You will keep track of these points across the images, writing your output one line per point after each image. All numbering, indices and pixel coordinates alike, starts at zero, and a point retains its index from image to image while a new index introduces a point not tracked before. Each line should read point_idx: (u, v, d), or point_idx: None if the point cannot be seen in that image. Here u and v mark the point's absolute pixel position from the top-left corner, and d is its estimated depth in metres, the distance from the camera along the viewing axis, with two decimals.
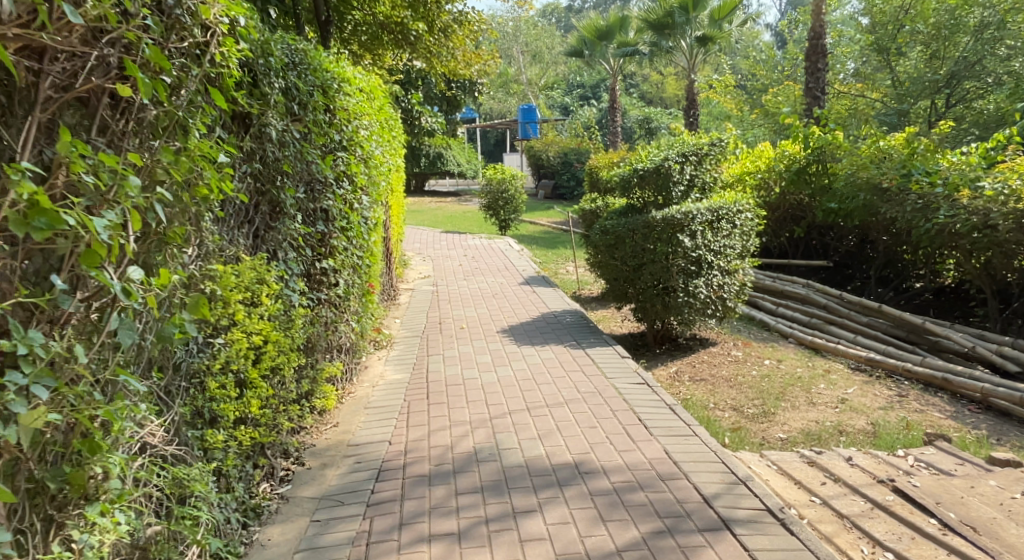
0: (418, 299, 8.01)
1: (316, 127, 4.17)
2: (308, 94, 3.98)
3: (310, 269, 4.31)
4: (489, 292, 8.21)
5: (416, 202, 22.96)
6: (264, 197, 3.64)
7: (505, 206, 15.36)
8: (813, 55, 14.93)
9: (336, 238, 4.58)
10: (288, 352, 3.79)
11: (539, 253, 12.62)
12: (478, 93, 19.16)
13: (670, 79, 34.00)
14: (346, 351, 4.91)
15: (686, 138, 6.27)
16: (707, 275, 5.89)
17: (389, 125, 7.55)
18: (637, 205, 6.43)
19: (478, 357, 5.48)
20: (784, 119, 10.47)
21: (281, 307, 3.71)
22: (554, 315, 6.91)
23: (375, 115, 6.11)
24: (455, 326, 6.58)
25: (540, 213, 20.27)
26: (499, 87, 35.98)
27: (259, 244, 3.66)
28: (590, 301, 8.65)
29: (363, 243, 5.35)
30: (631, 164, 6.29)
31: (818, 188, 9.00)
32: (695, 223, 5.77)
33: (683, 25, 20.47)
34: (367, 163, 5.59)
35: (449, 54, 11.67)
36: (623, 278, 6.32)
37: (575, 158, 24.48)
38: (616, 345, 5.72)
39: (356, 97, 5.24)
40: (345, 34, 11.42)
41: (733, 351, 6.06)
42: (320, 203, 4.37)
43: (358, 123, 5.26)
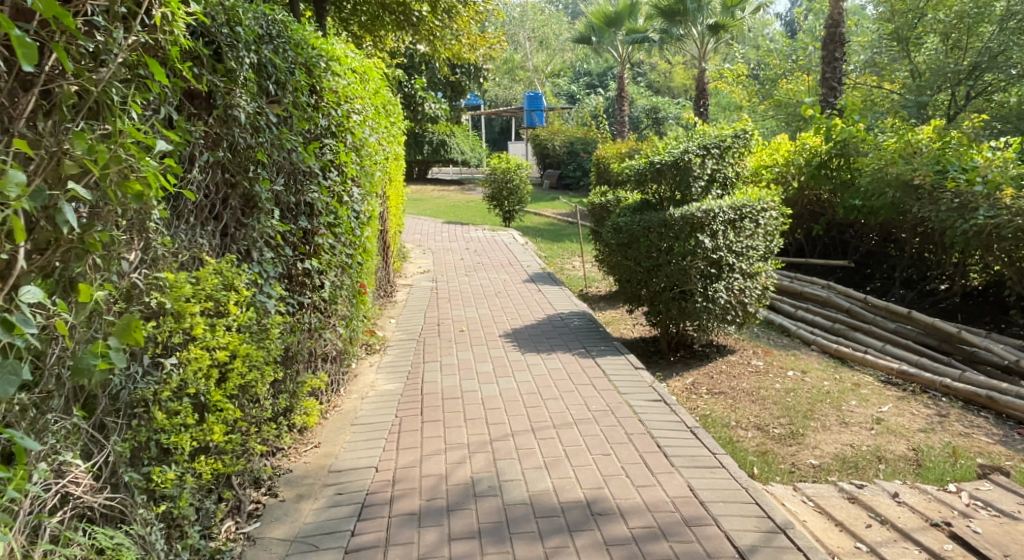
0: (416, 297, 7.57)
1: (298, 110, 3.71)
2: (288, 73, 3.52)
3: (291, 270, 3.86)
4: (491, 289, 7.75)
5: (418, 190, 22.48)
6: (234, 190, 3.19)
7: (510, 196, 14.89)
8: (830, 43, 14.39)
9: (322, 235, 4.13)
10: (262, 366, 3.35)
11: (544, 247, 12.16)
12: (484, 79, 19.13)
13: (678, 68, 33.40)
14: (332, 360, 4.47)
15: (707, 129, 5.79)
16: (727, 279, 5.45)
17: (387, 110, 7.08)
18: (652, 200, 5.98)
19: (478, 365, 5.03)
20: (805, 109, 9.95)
21: (254, 316, 3.26)
22: (560, 317, 6.46)
23: (370, 99, 5.63)
24: (454, 328, 6.14)
25: (544, 204, 19.80)
26: (504, 74, 35.39)
27: (228, 244, 3.22)
28: (597, 300, 8.19)
29: (355, 239, 4.90)
30: (647, 156, 5.82)
31: (840, 183, 8.51)
32: (717, 222, 5.33)
33: (695, 12, 19.95)
34: (361, 151, 5.12)
35: (454, 37, 11.33)
36: (635, 279, 5.87)
37: (582, 147, 23.96)
38: (628, 353, 5.27)
39: (348, 78, 4.76)
40: (345, 14, 10.97)
41: (753, 361, 5.60)
42: (302, 196, 3.92)
43: (350, 108, 4.80)
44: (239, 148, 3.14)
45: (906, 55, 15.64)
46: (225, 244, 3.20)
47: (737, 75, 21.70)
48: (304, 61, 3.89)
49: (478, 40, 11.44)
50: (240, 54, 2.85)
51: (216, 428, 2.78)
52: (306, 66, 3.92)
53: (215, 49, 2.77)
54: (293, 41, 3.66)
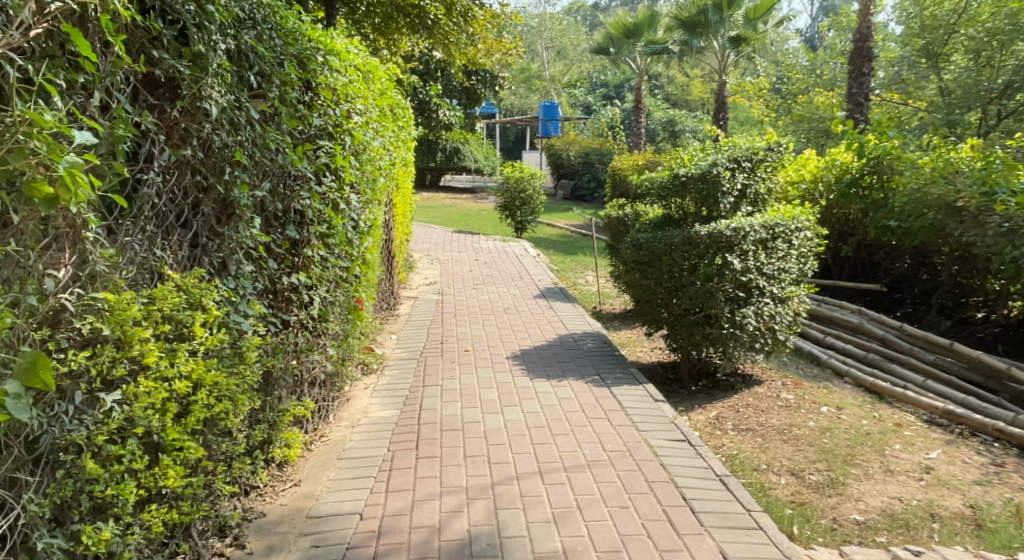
0: (419, 311, 7.15)
1: (287, 108, 3.31)
2: (274, 64, 3.12)
3: (274, 285, 3.45)
4: (499, 304, 7.32)
5: (430, 197, 22.12)
6: (206, 195, 2.80)
7: (522, 206, 14.48)
8: (858, 58, 13.90)
9: (312, 246, 3.73)
10: (233, 396, 2.94)
11: (557, 260, 11.72)
12: (500, 86, 18.79)
13: (696, 81, 32.94)
14: (320, 384, 4.05)
15: (738, 141, 5.34)
16: (757, 304, 5.00)
17: (394, 114, 6.68)
18: (676, 216, 5.54)
19: (482, 392, 4.60)
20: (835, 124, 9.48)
21: (225, 339, 2.86)
22: (572, 338, 6.02)
23: (374, 101, 5.23)
24: (458, 347, 5.71)
25: (557, 215, 19.39)
26: (520, 82, 35.04)
27: (199, 257, 2.81)
28: (612, 319, 7.73)
29: (352, 249, 4.48)
30: (672, 168, 5.39)
31: (872, 203, 8.04)
32: (747, 241, 4.89)
33: (717, 24, 19.51)
34: (362, 155, 4.71)
35: (470, 41, 10.92)
36: (656, 301, 5.43)
37: (597, 158, 23.54)
38: (647, 383, 4.82)
39: (349, 74, 4.35)
40: (357, 15, 10.58)
41: (783, 395, 5.13)
42: (289, 203, 3.51)
43: (349, 107, 4.38)
44: (213, 147, 2.74)
45: (935, 72, 15.14)
46: (195, 256, 2.79)
47: (758, 89, 21.22)
48: (294, 53, 3.48)
49: (494, 44, 11.05)
50: (212, 37, 2.47)
51: (170, 472, 2.39)
52: (296, 58, 3.51)
53: (178, 30, 2.37)
54: (282, 29, 3.25)
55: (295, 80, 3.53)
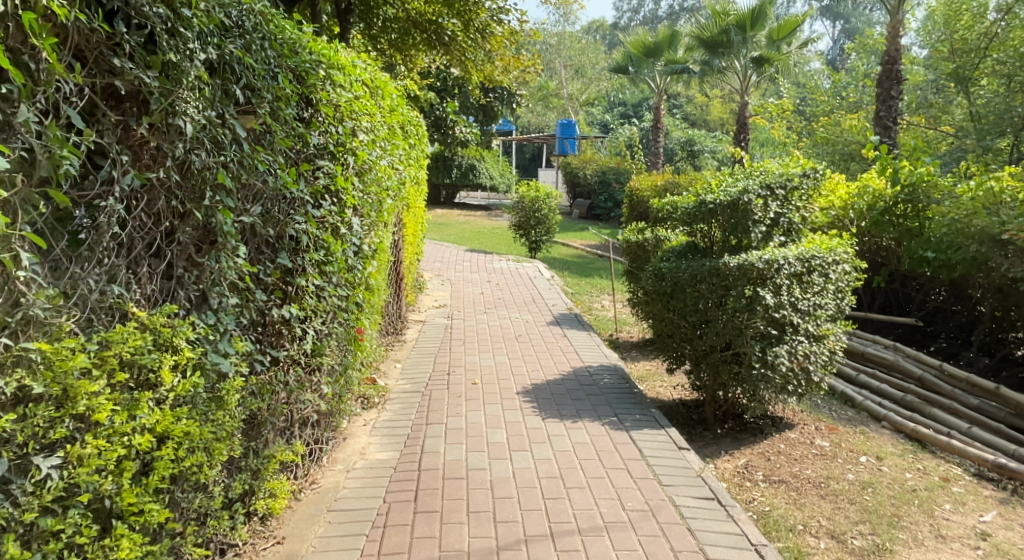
0: (427, 337, 6.83)
1: (281, 125, 3.01)
2: (266, 77, 2.82)
3: (263, 318, 3.14)
4: (511, 331, 6.98)
5: (444, 214, 21.88)
6: (183, 221, 2.49)
7: (537, 226, 14.17)
8: (886, 81, 13.51)
9: (307, 274, 3.42)
10: (208, 446, 2.62)
11: (572, 282, 11.38)
12: (517, 104, 18.55)
13: (715, 102, 32.62)
14: (314, 424, 3.71)
15: (770, 167, 4.99)
16: (790, 342, 4.63)
17: (405, 132, 6.39)
18: (701, 245, 5.19)
19: (489, 432, 4.24)
20: (864, 148, 9.10)
21: (201, 382, 2.55)
22: (587, 371, 5.66)
23: (383, 118, 4.94)
24: (465, 379, 5.36)
25: (573, 235, 19.05)
26: (538, 100, 34.85)
27: (174, 291, 2.50)
28: (629, 348, 7.36)
29: (352, 275, 4.17)
30: (699, 194, 5.05)
31: (907, 232, 7.65)
32: (781, 274, 4.53)
33: (739, 44, 19.18)
34: (367, 175, 4.42)
35: (486, 57, 10.59)
36: (679, 335, 5.06)
37: (614, 177, 23.21)
38: (669, 426, 4.45)
39: (354, 90, 4.06)
40: (374, 31, 10.41)
41: (817, 442, 4.75)
42: (281, 228, 3.20)
43: (354, 124, 4.09)
44: (191, 168, 2.44)
45: (965, 97, 14.72)
46: (169, 290, 2.48)
47: (780, 111, 20.82)
48: (291, 66, 3.19)
49: (511, 61, 10.62)
50: (187, 46, 2.17)
51: (123, 543, 2.08)
52: (292, 71, 3.21)
53: (146, 37, 2.08)
54: (278, 38, 2.96)
55: (292, 94, 3.23)
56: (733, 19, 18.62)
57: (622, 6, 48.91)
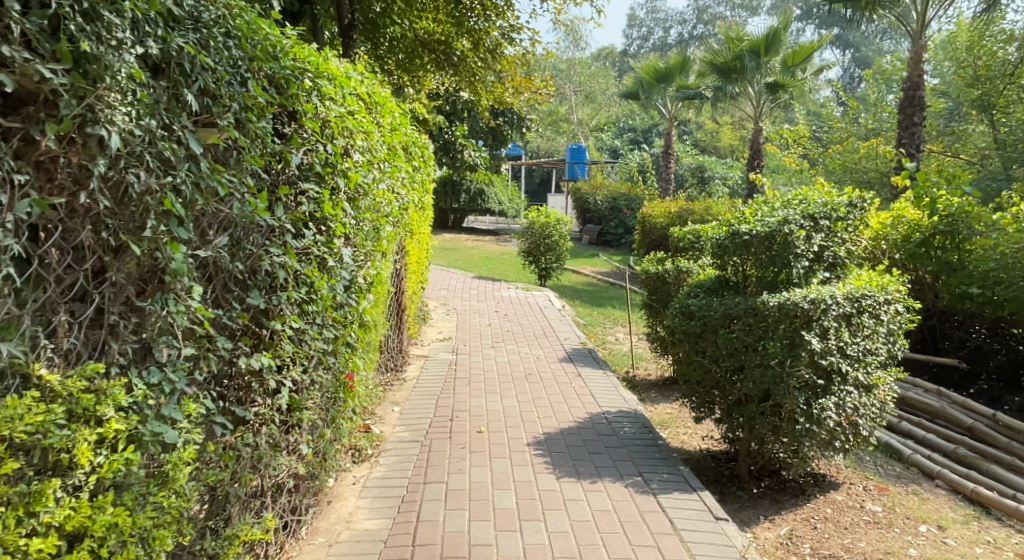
0: (429, 375, 6.31)
1: (251, 140, 2.53)
2: (231, 81, 2.35)
3: (228, 369, 2.63)
4: (520, 369, 6.44)
5: (451, 239, 21.43)
6: (118, 258, 2.00)
7: (547, 252, 13.69)
8: (909, 107, 12.96)
9: (286, 318, 2.91)
10: (146, 537, 2.11)
11: (584, 312, 10.86)
12: (527, 128, 18.19)
13: (726, 128, 32.24)
14: (291, 490, 3.19)
15: (810, 194, 4.48)
16: (838, 393, 4.09)
17: (409, 153, 5.95)
18: (733, 280, 4.67)
19: (495, 496, 3.70)
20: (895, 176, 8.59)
21: (138, 460, 2.06)
22: (605, 418, 5.10)
23: (383, 138, 4.47)
24: (469, 427, 4.82)
25: (582, 261, 18.53)
26: (547, 125, 34.54)
27: (105, 344, 2.01)
28: (648, 389, 6.81)
29: (342, 314, 3.66)
30: (731, 224, 4.54)
31: (946, 266, 7.10)
32: (829, 316, 3.99)
33: (752, 70, 18.59)
34: (362, 200, 3.94)
35: (496, 77, 10.14)
36: (709, 381, 4.52)
37: (625, 204, 22.73)
38: (700, 489, 3.90)
39: (347, 105, 3.58)
40: (381, 50, 9.88)
41: (869, 507, 4.18)
42: (250, 261, 2.71)
43: (346, 142, 3.61)
44: (129, 194, 1.97)
45: (991, 124, 14.18)
46: (97, 343, 2.00)
47: (796, 137, 20.34)
48: (268, 74, 2.72)
49: (523, 83, 10.15)
50: (114, 35, 1.78)
51: None
52: (268, 80, 2.74)
53: (51, 21, 1.68)
54: (250, 37, 2.49)
55: (269, 104, 2.76)
56: (747, 45, 18.24)
57: (632, 33, 48.81)
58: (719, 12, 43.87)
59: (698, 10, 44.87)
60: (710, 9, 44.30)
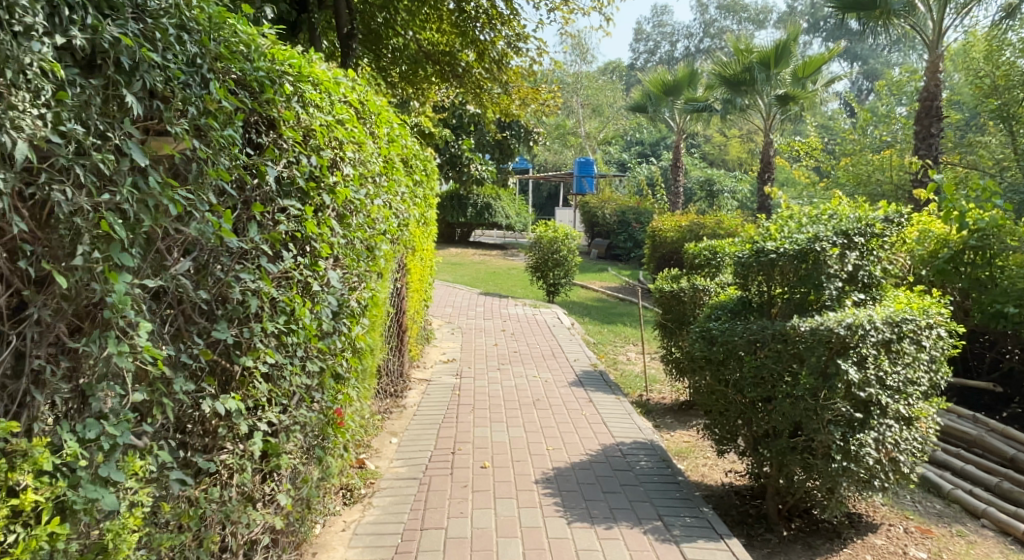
0: (430, 401, 5.96)
1: (217, 151, 2.21)
2: (188, 85, 2.05)
3: (189, 413, 2.31)
4: (527, 395, 6.07)
5: (458, 254, 21.11)
6: (41, 292, 1.70)
7: (555, 268, 13.34)
8: (925, 118, 12.54)
9: (261, 353, 2.58)
10: None
11: (594, 330, 10.49)
12: (534, 141, 17.89)
13: (734, 141, 31.90)
14: (267, 545, 2.84)
15: (842, 209, 4.13)
16: (877, 428, 3.71)
17: (408, 166, 5.64)
18: (757, 302, 4.30)
19: (500, 546, 3.34)
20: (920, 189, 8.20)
21: (65, 532, 1.74)
22: (619, 451, 4.72)
23: (378, 150, 4.16)
24: (472, 461, 4.46)
25: (591, 276, 18.16)
26: (555, 138, 34.30)
27: (27, 396, 1.70)
28: (663, 415, 6.42)
29: (329, 344, 3.32)
30: (756, 242, 4.19)
31: (977, 284, 6.69)
32: (868, 343, 3.62)
33: (763, 83, 18.32)
34: (355, 218, 3.61)
35: (501, 89, 9.85)
36: (732, 412, 4.14)
37: (634, 217, 22.40)
38: (725, 535, 3.52)
39: (335, 113, 3.26)
40: (384, 62, 9.50)
41: (910, 553, 3.79)
42: (215, 290, 2.38)
43: (334, 154, 3.28)
44: (54, 215, 1.67)
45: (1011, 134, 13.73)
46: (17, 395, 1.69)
47: (808, 149, 19.93)
48: (237, 76, 2.40)
49: (529, 93, 9.84)
50: (20, 19, 1.53)
51: None
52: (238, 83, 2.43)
53: None
54: (213, 33, 2.18)
55: (239, 110, 2.44)
56: (757, 56, 17.93)
57: (639, 46, 48.70)
58: (726, 25, 43.67)
59: (704, 23, 44.72)
60: (717, 22, 44.12)
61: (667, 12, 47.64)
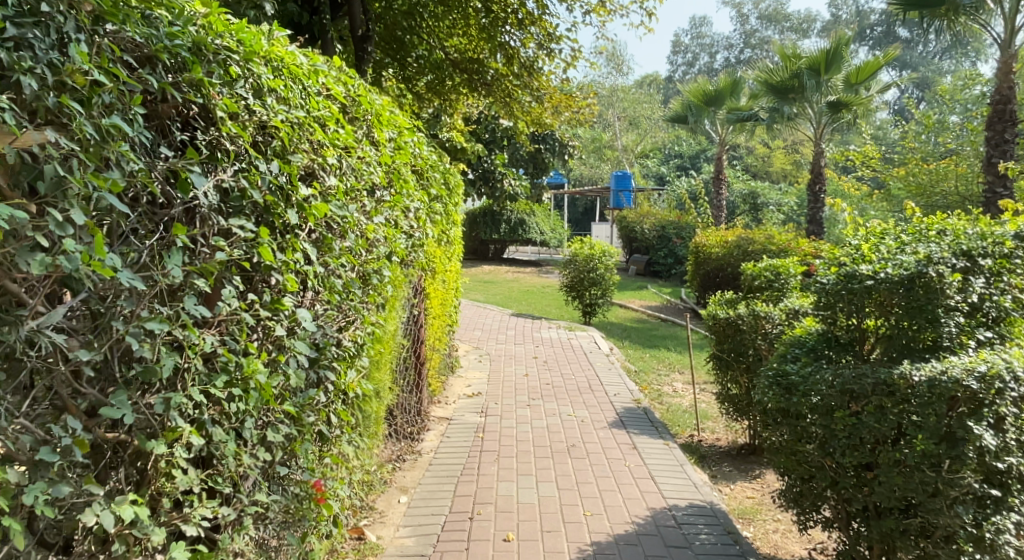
0: (449, 446, 5.21)
1: (92, 149, 1.53)
2: (24, 47, 1.44)
3: (66, 526, 1.63)
4: (561, 439, 5.27)
5: (491, 271, 20.44)
6: None
7: (593, 287, 12.51)
8: (999, 123, 11.19)
9: (183, 433, 1.84)
10: None
11: (635, 355, 9.65)
12: (569, 155, 17.15)
13: (778, 153, 30.66)
14: None
15: (955, 225, 3.31)
16: (1019, 507, 2.84)
17: (422, 179, 4.95)
18: (844, 339, 3.48)
19: None
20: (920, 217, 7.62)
21: None
22: (672, 519, 3.90)
23: (380, 159, 3.47)
24: (494, 532, 3.70)
25: (630, 294, 17.29)
26: (591, 152, 33.62)
27: None
28: (720, 462, 5.57)
29: (302, 403, 2.59)
30: (845, 264, 3.39)
31: None
32: (1007, 399, 2.77)
33: (812, 89, 17.33)
34: (345, 241, 2.91)
35: (534, 98, 8.93)
36: (815, 479, 3.31)
37: (674, 232, 21.43)
38: None
39: (308, 107, 2.56)
40: (409, 72, 8.98)
41: None
42: (104, 350, 1.66)
43: (308, 160, 2.57)
44: None
45: None
46: None
47: (863, 159, 18.70)
48: (138, 45, 1.71)
49: (563, 101, 8.91)
50: None
51: None
52: (133, 53, 1.73)
53: None
54: None
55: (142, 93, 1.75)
56: (805, 62, 16.98)
57: (676, 59, 47.80)
58: (767, 36, 42.71)
59: (745, 34, 43.67)
60: (758, 33, 43.08)
61: (706, 23, 46.66)
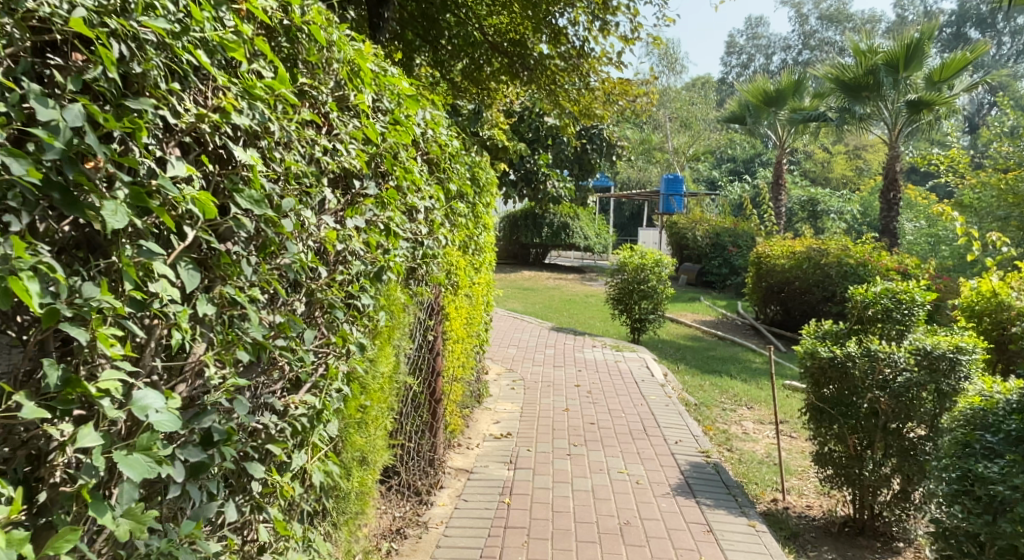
0: (464, 515, 4.03)
1: None
2: None
3: None
4: (611, 513, 4.05)
5: (532, 277, 19.23)
6: None
7: (643, 299, 11.19)
8: None
9: None
10: None
11: (693, 382, 8.36)
12: (619, 156, 15.85)
13: (839, 158, 28.67)
14: None
15: None
16: None
17: (435, 169, 3.80)
18: None
19: None
20: (1006, 241, 6.44)
21: None
22: None
23: (360, 133, 2.31)
24: None
25: (682, 306, 15.90)
26: (639, 154, 32.21)
27: None
28: (817, 545, 4.29)
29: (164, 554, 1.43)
30: None
31: None
32: None
33: (889, 87, 15.64)
34: (273, 255, 1.76)
35: (582, 83, 7.66)
36: None
37: (729, 240, 19.93)
38: None
39: (183, 18, 1.42)
40: (442, 55, 7.81)
41: None
42: None
43: (192, 115, 1.44)
44: None
45: None
46: None
47: (946, 165, 16.89)
48: None
49: (617, 85, 7.58)
50: None
51: None
52: None
53: None
54: None
55: None
56: (881, 57, 15.30)
57: (731, 60, 45.90)
58: (829, 37, 40.58)
59: (804, 34, 41.54)
60: (818, 33, 40.87)
61: (763, 22, 44.56)
